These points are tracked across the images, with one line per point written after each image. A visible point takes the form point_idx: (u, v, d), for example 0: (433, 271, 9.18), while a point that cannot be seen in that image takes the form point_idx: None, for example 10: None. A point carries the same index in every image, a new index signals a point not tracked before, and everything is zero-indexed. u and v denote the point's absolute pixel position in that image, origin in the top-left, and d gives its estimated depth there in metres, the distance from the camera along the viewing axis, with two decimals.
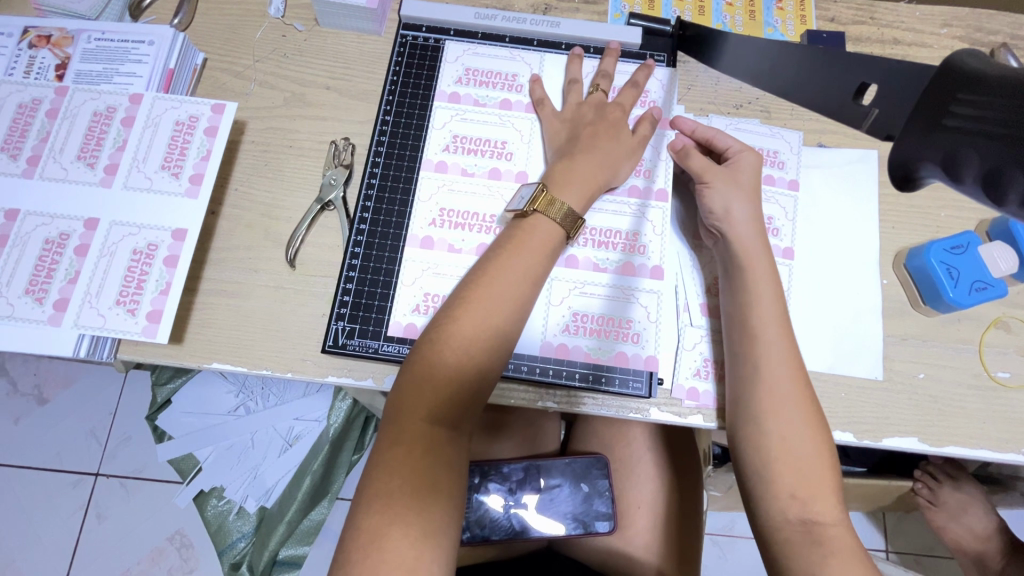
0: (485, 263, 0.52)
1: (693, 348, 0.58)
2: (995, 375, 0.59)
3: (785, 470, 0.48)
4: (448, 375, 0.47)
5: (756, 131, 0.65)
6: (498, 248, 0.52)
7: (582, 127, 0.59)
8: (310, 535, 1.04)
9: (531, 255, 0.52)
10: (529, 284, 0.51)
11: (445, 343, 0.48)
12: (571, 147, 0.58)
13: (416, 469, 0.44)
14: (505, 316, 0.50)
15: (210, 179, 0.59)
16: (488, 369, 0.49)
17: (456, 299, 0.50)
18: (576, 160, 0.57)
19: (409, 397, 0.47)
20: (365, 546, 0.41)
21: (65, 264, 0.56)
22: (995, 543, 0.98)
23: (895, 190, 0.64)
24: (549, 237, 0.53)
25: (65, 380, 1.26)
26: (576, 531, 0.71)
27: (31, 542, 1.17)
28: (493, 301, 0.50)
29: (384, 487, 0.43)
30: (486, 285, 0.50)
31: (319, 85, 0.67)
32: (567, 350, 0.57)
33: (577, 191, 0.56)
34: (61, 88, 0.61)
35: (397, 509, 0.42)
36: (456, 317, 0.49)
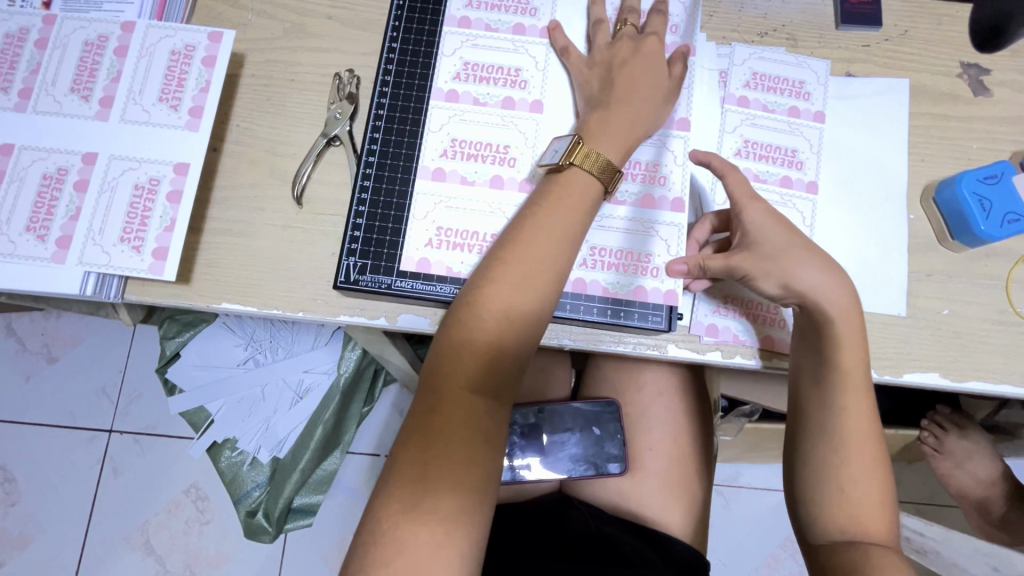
0: (520, 222, 0.51)
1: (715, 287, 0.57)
2: (1020, 310, 0.58)
3: (843, 479, 0.49)
4: (485, 338, 0.47)
5: (780, 61, 0.62)
6: (534, 207, 0.51)
7: (617, 66, 0.56)
8: (323, 485, 1.07)
9: (566, 214, 0.50)
10: (565, 243, 0.50)
11: (482, 304, 0.48)
12: (607, 93, 0.55)
13: (456, 435, 0.44)
14: (542, 278, 0.49)
15: (210, 112, 0.56)
16: (526, 331, 0.48)
17: (493, 261, 0.49)
18: (614, 106, 0.54)
19: (448, 362, 0.47)
20: (400, 513, 0.41)
21: (65, 200, 0.54)
22: (999, 487, 1.00)
23: (923, 122, 0.61)
24: (587, 192, 0.52)
25: (73, 338, 1.26)
26: (587, 472, 0.72)
27: (50, 496, 1.19)
28: (529, 263, 0.49)
29: (421, 455, 0.43)
30: (519, 246, 0.49)
31: (319, 15, 0.63)
32: (584, 284, 0.56)
33: (615, 138, 0.54)
34: (49, 17, 0.58)
35: (433, 477, 0.43)
36: (493, 278, 0.48)
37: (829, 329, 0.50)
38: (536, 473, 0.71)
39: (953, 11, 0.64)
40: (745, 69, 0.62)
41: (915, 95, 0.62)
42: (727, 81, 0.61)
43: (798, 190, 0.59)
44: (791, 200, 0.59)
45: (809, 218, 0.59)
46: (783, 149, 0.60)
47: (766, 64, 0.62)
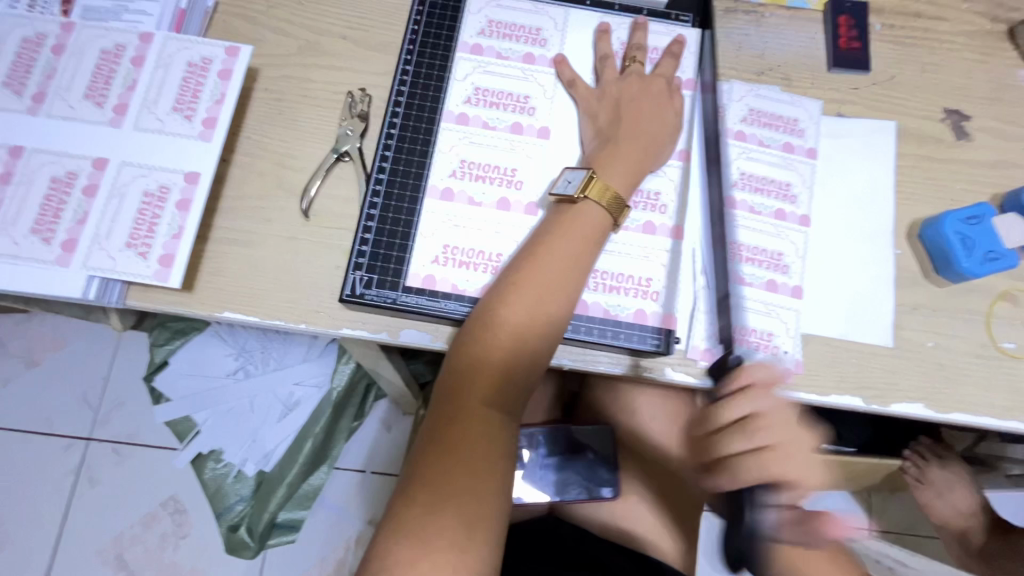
0: (533, 247, 0.52)
1: (710, 311, 0.59)
2: (1001, 345, 0.60)
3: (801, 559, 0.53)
4: (500, 357, 0.49)
5: (774, 99, 0.65)
6: (547, 233, 0.53)
7: (625, 100, 0.59)
8: (308, 500, 1.05)
9: (579, 243, 0.52)
10: (577, 268, 0.52)
11: (495, 326, 0.49)
12: (614, 128, 0.58)
13: (472, 451, 0.45)
14: (555, 302, 0.51)
15: (224, 123, 0.57)
16: (537, 351, 0.50)
17: (507, 285, 0.51)
18: (620, 142, 0.57)
19: (463, 380, 0.48)
20: (420, 516, 0.42)
21: (73, 204, 0.54)
22: (979, 519, 1.01)
23: (909, 164, 0.65)
24: (598, 223, 0.54)
25: (56, 343, 1.24)
26: (579, 496, 0.72)
27: (21, 506, 1.15)
28: (541, 288, 0.50)
29: (439, 464, 0.44)
30: (534, 272, 0.51)
31: (334, 35, 0.65)
32: (586, 305, 0.57)
33: (624, 174, 0.56)
34: (68, 25, 0.59)
35: (454, 487, 0.43)
36: (505, 302, 0.50)
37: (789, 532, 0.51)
38: (524, 492, 0.71)
39: (938, 60, 0.68)
40: (741, 105, 0.64)
41: (902, 137, 0.65)
42: (725, 114, 0.64)
43: (790, 222, 0.62)
44: (783, 233, 0.61)
45: (800, 250, 0.61)
46: (779, 181, 0.63)
47: (763, 101, 0.65)
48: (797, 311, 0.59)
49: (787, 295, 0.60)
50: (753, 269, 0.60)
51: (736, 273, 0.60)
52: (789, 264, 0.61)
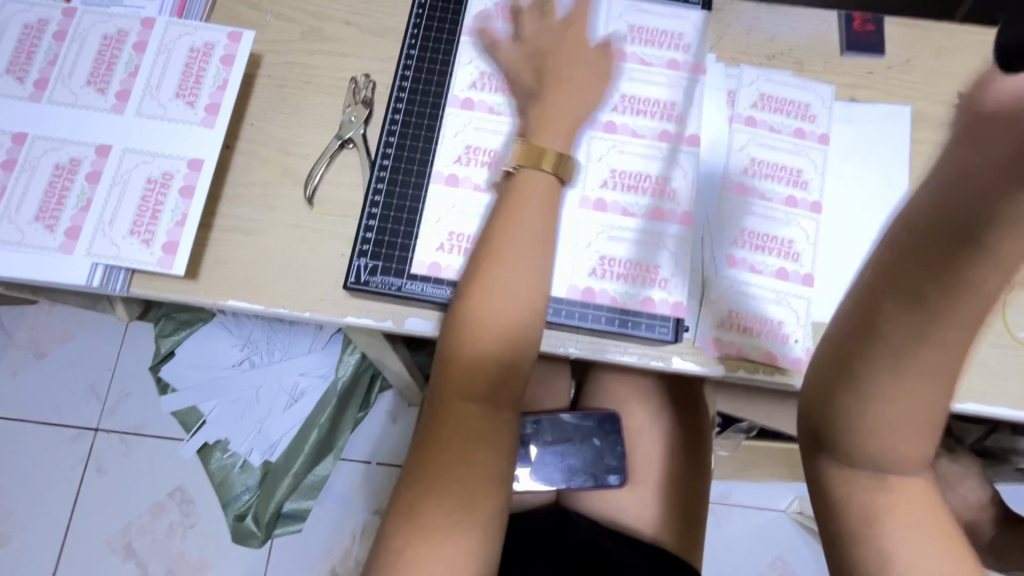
0: (490, 232, 0.51)
1: (718, 299, 0.58)
2: (1017, 334, 0.59)
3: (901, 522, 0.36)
4: (478, 343, 0.48)
5: (789, 88, 0.63)
6: (498, 215, 0.51)
7: (546, 53, 0.57)
8: (314, 490, 1.05)
9: (533, 216, 0.51)
10: (543, 243, 0.51)
11: (462, 317, 0.48)
12: (544, 81, 0.56)
13: (454, 438, 0.45)
14: (517, 282, 0.49)
15: (227, 109, 0.56)
16: (512, 333, 0.48)
17: (472, 276, 0.50)
18: (557, 92, 0.55)
19: (443, 376, 0.48)
20: (412, 497, 0.43)
21: (76, 191, 0.54)
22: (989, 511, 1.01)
23: (925, 150, 0.63)
24: (545, 191, 0.52)
25: (63, 334, 1.24)
26: (586, 483, 0.72)
27: (31, 495, 1.16)
28: (502, 272, 0.49)
29: (427, 452, 0.45)
30: (497, 251, 0.50)
31: (337, 20, 0.64)
32: (594, 292, 0.56)
33: (561, 133, 0.54)
34: (70, 10, 0.58)
35: (442, 469, 0.44)
36: (470, 292, 0.49)
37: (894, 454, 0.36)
38: (530, 483, 0.71)
39: (954, 43, 0.66)
40: (754, 92, 0.63)
41: (916, 122, 0.64)
42: (737, 101, 0.62)
43: (801, 209, 0.60)
44: (794, 224, 0.60)
45: (811, 236, 0.60)
46: (790, 170, 0.61)
47: (778, 91, 0.63)
48: (808, 299, 0.58)
49: (798, 284, 0.59)
50: (763, 259, 0.59)
51: (745, 263, 0.59)
52: (801, 252, 0.59)
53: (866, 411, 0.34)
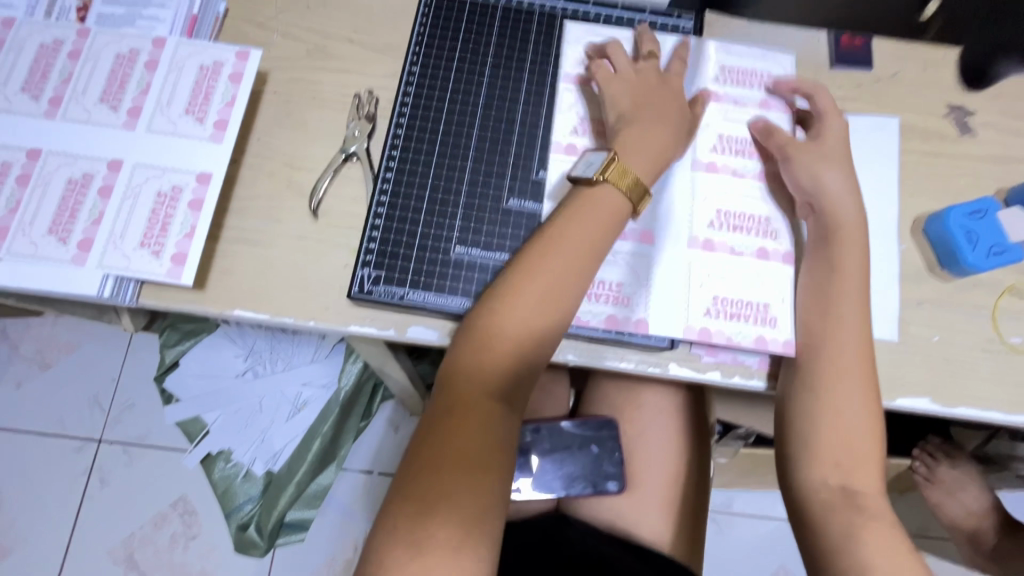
0: (544, 231, 0.53)
1: (703, 287, 0.58)
2: (1008, 339, 0.60)
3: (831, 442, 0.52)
4: (499, 340, 0.49)
5: (745, 71, 0.64)
6: (560, 217, 0.53)
7: (640, 91, 0.59)
8: (317, 499, 1.06)
9: (592, 226, 0.53)
10: (592, 256, 0.52)
11: (502, 308, 0.50)
12: (635, 114, 0.58)
13: (462, 449, 0.45)
14: (562, 286, 0.51)
15: (235, 125, 0.58)
16: (540, 335, 0.50)
17: (516, 267, 0.52)
18: (642, 127, 0.57)
19: (466, 361, 0.49)
20: (411, 511, 0.42)
21: (88, 205, 0.55)
22: (991, 518, 1.01)
23: (912, 160, 0.65)
24: (615, 207, 0.54)
25: (69, 345, 1.26)
26: (585, 491, 0.73)
27: (35, 506, 1.17)
28: (549, 273, 0.51)
29: (431, 453, 0.45)
30: (538, 256, 0.52)
31: (341, 38, 0.66)
32: (617, 321, 0.57)
33: (646, 161, 0.56)
34: (83, 31, 0.60)
35: (439, 474, 0.44)
36: (515, 286, 0.51)
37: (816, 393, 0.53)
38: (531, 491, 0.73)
39: (940, 57, 0.68)
40: (718, 91, 0.63)
41: (904, 133, 0.66)
42: (704, 102, 0.63)
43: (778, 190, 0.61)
44: (769, 217, 0.60)
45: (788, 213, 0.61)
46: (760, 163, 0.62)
47: (739, 87, 0.64)
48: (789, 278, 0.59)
49: (778, 263, 0.59)
50: (741, 252, 0.59)
51: (722, 260, 0.59)
52: (778, 230, 0.60)
53: (820, 357, 0.54)
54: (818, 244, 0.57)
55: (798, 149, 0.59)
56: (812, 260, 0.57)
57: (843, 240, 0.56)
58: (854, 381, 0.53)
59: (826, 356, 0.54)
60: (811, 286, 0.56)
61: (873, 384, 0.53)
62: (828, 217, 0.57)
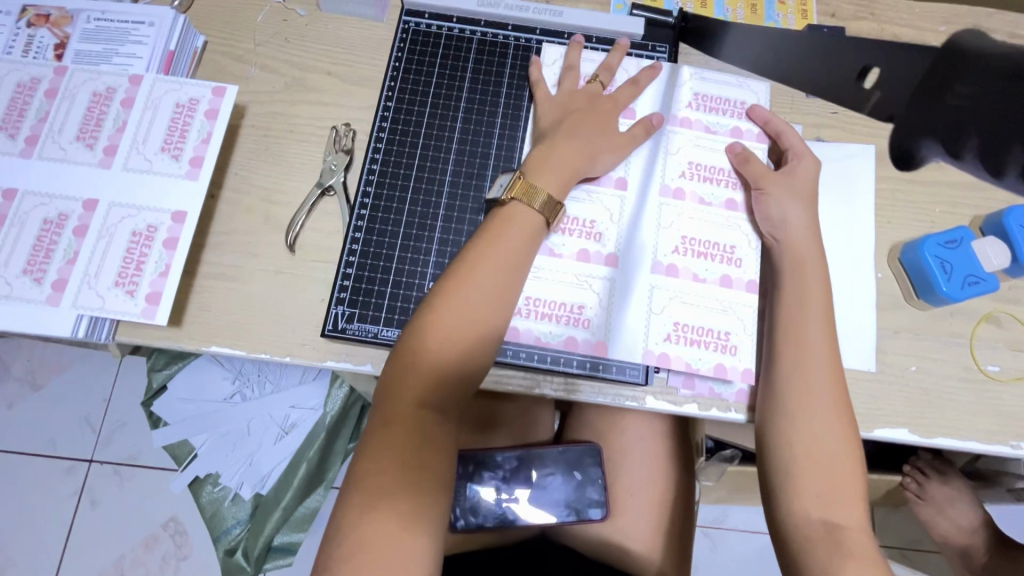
0: (464, 252, 0.52)
1: (663, 312, 0.58)
2: (985, 368, 0.60)
3: (810, 467, 0.50)
4: (431, 362, 0.48)
5: (721, 99, 0.64)
6: (476, 238, 0.53)
7: (571, 110, 0.60)
8: (304, 523, 1.04)
9: (509, 244, 0.52)
10: (512, 270, 0.52)
11: (424, 331, 0.49)
12: (554, 130, 0.58)
13: (395, 463, 0.45)
14: (485, 306, 0.50)
15: (210, 162, 0.58)
16: (470, 356, 0.50)
17: (441, 286, 0.51)
18: (558, 140, 0.57)
19: (394, 387, 0.48)
20: (353, 518, 0.43)
21: (64, 244, 0.55)
22: (982, 535, 0.99)
23: (890, 188, 0.65)
24: (529, 225, 0.53)
25: (59, 365, 1.26)
26: (569, 518, 0.72)
27: (25, 528, 1.17)
28: (469, 293, 0.50)
29: (375, 466, 0.45)
30: (463, 275, 0.51)
31: (319, 71, 0.66)
32: (576, 343, 0.57)
33: (555, 175, 0.55)
34: (60, 68, 0.61)
35: (387, 484, 0.44)
36: (433, 308, 0.49)
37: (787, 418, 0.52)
38: (524, 509, 0.71)
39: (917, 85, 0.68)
40: (691, 117, 0.63)
41: (881, 160, 0.66)
42: (674, 127, 0.63)
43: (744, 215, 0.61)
44: (734, 245, 0.60)
45: (752, 240, 0.61)
46: (728, 189, 0.62)
47: (712, 115, 0.64)
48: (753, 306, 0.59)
49: (741, 290, 0.59)
50: (704, 278, 0.59)
51: (685, 286, 0.59)
52: (742, 257, 0.60)
53: (785, 382, 0.53)
54: (782, 275, 0.56)
55: (771, 180, 0.59)
56: (782, 287, 0.56)
57: (805, 269, 0.56)
58: (824, 409, 0.52)
59: (794, 385, 0.53)
60: (780, 312, 0.55)
61: (845, 411, 0.52)
62: (788, 246, 0.57)
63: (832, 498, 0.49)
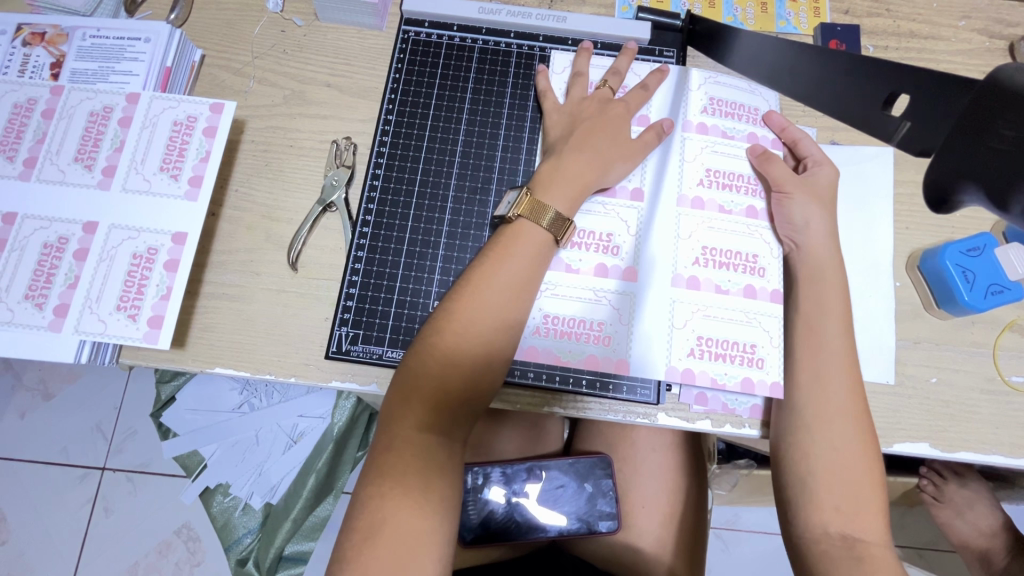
0: (469, 271, 0.51)
1: (685, 327, 0.56)
2: (1009, 379, 0.58)
3: (829, 480, 0.49)
4: (436, 384, 0.47)
5: (735, 105, 0.62)
6: (481, 256, 0.51)
7: (581, 120, 0.58)
8: (315, 531, 1.03)
9: (517, 261, 0.51)
10: (520, 289, 0.50)
11: (428, 352, 0.48)
12: (563, 141, 0.57)
13: (406, 485, 0.44)
14: (490, 326, 0.49)
15: (209, 181, 0.57)
16: (475, 377, 0.48)
17: (447, 304, 0.50)
18: (567, 152, 0.55)
19: (397, 409, 0.47)
20: (359, 544, 0.42)
21: (64, 269, 0.55)
22: (1001, 538, 0.97)
23: (908, 191, 0.63)
24: (538, 242, 0.52)
25: (69, 375, 1.26)
26: (579, 530, 0.71)
27: (40, 537, 1.18)
28: (473, 313, 0.49)
29: (380, 487, 0.44)
30: (470, 294, 0.49)
31: (319, 82, 0.65)
32: (597, 362, 0.55)
33: (563, 189, 0.54)
34: (57, 88, 0.60)
35: (394, 513, 0.43)
36: (437, 329, 0.48)
37: (806, 429, 0.51)
38: (535, 512, 0.70)
39: None
40: (706, 122, 0.61)
41: (899, 163, 0.63)
42: (689, 133, 0.61)
43: (764, 222, 0.59)
44: (756, 254, 0.58)
45: (774, 250, 0.58)
46: (748, 197, 0.59)
47: (729, 120, 0.61)
48: (779, 318, 0.57)
49: (765, 301, 0.57)
50: (727, 289, 0.57)
51: (706, 299, 0.57)
52: (765, 267, 0.58)
53: (803, 392, 0.52)
54: (798, 283, 0.55)
55: (792, 184, 0.57)
56: (801, 296, 0.54)
57: (827, 276, 0.54)
58: (845, 419, 0.50)
59: (812, 394, 0.51)
60: (801, 320, 0.54)
61: (866, 424, 0.50)
62: (809, 253, 0.55)
63: (850, 510, 0.48)
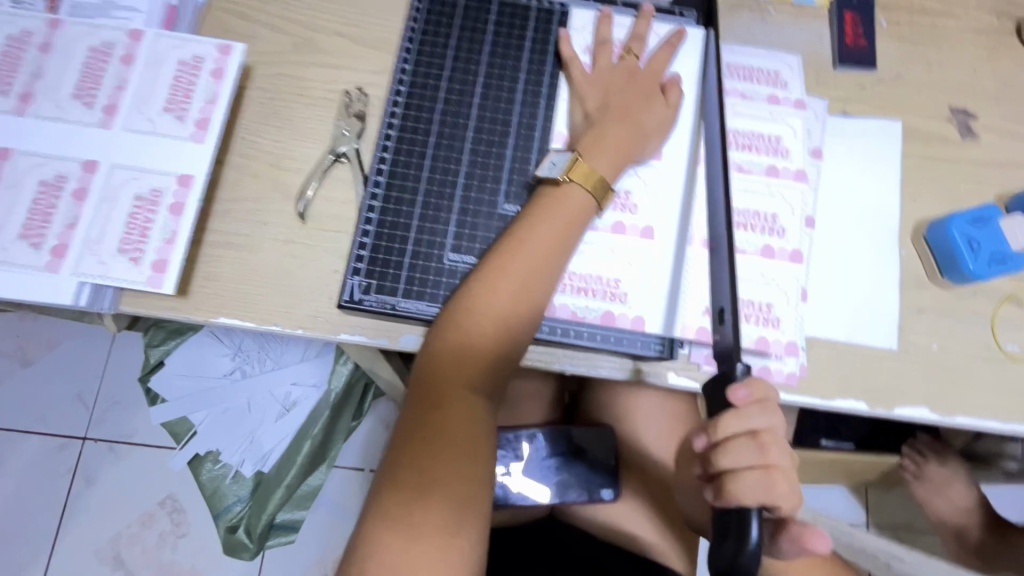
0: (513, 233, 0.51)
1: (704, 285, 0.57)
2: (1005, 348, 0.60)
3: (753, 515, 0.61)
4: (483, 343, 0.48)
5: (755, 70, 0.63)
6: (529, 219, 0.51)
7: (614, 92, 0.58)
8: (307, 500, 1.05)
9: (562, 226, 0.51)
10: (563, 253, 0.51)
11: (477, 312, 0.48)
12: (602, 114, 0.57)
13: (453, 440, 0.44)
14: (536, 289, 0.49)
15: (217, 124, 0.56)
16: (518, 336, 0.49)
17: (491, 264, 0.50)
18: (607, 123, 0.56)
19: (442, 369, 0.47)
20: (405, 501, 0.42)
21: (62, 208, 0.53)
22: (976, 515, 0.98)
23: (916, 165, 0.63)
24: (581, 208, 0.52)
25: (49, 341, 1.22)
26: (579, 498, 0.68)
27: (18, 505, 1.15)
28: (520, 275, 0.49)
29: (427, 448, 0.43)
30: (516, 255, 0.50)
31: (330, 32, 0.63)
32: (613, 317, 0.56)
33: (608, 155, 0.55)
34: (54, 21, 0.57)
35: (440, 468, 0.43)
36: (488, 288, 0.48)
37: None
38: (521, 487, 0.66)
39: (943, 60, 0.66)
40: (726, 86, 0.62)
41: (907, 136, 0.64)
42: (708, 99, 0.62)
43: (785, 178, 0.60)
44: (776, 214, 0.59)
45: (796, 207, 0.59)
46: (769, 156, 0.60)
47: (748, 84, 0.62)
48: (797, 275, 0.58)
49: (784, 261, 0.58)
50: (744, 249, 0.58)
51: None
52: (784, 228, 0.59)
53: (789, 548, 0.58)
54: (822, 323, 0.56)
55: None
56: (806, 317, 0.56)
57: None
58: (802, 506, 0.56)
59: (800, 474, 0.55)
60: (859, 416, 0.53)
61: None
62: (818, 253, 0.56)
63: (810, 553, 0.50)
